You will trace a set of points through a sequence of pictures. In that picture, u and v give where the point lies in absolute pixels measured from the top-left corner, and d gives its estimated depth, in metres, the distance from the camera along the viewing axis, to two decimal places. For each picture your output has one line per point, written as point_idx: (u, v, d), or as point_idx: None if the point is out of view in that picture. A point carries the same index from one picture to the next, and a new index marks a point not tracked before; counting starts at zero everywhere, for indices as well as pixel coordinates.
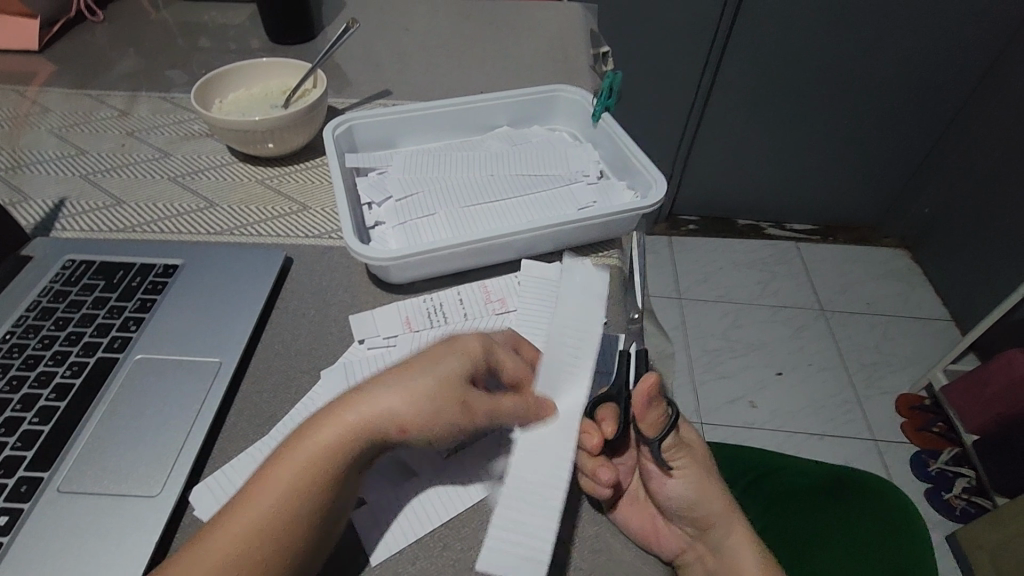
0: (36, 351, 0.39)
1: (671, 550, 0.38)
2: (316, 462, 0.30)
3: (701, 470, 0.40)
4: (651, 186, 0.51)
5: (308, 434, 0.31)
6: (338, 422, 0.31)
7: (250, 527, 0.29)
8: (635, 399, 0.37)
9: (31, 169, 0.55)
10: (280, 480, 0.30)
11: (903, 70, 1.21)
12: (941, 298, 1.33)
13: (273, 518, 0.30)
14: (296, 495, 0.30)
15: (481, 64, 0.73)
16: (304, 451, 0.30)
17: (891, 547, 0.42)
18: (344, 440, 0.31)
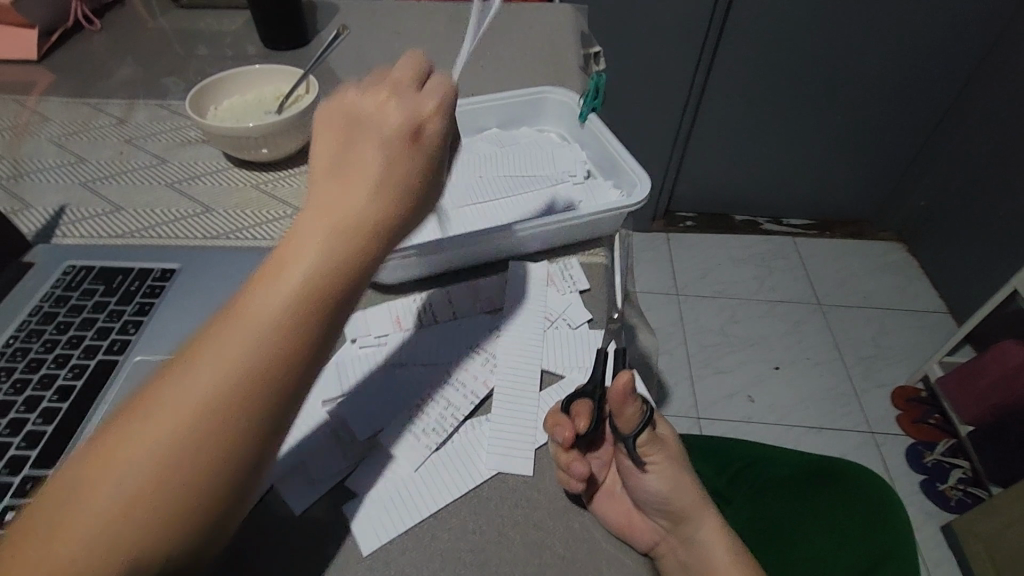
0: (39, 355, 0.40)
1: (644, 541, 0.40)
2: (275, 304, 0.27)
3: (675, 465, 0.42)
4: (636, 185, 0.52)
5: (257, 284, 0.28)
6: (293, 250, 0.28)
7: (202, 399, 0.25)
8: (611, 397, 0.36)
9: (32, 177, 0.57)
10: (233, 334, 0.27)
11: (896, 64, 1.22)
12: (937, 290, 1.34)
13: (228, 384, 0.26)
14: (261, 349, 0.27)
15: (472, 67, 0.74)
16: (260, 300, 0.27)
17: (873, 533, 0.44)
18: (299, 269, 0.28)
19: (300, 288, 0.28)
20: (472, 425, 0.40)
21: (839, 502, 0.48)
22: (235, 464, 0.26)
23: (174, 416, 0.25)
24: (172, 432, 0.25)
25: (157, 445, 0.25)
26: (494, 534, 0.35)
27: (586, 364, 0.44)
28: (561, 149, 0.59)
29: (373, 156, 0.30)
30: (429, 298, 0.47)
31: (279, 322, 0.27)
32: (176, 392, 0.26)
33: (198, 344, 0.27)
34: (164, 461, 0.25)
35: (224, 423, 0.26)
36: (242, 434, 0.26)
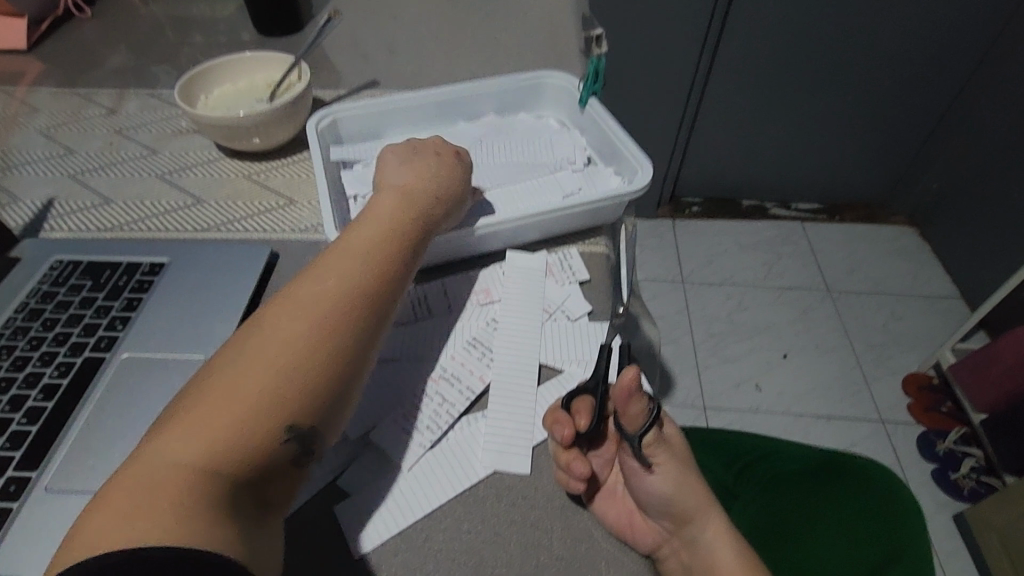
0: (25, 352, 0.39)
1: (644, 542, 0.38)
2: (340, 275, 0.35)
3: (681, 465, 0.40)
4: (637, 172, 0.51)
5: (321, 264, 0.35)
6: (352, 240, 0.37)
7: (281, 343, 0.31)
8: (615, 393, 0.35)
9: (21, 170, 0.56)
10: (306, 296, 0.34)
11: (909, 43, 1.18)
12: (950, 275, 1.31)
13: (301, 332, 0.32)
14: (326, 306, 0.33)
15: (470, 51, 0.72)
16: (327, 272, 0.35)
17: (887, 534, 0.43)
18: (360, 251, 0.37)
19: (358, 263, 0.36)
20: (468, 421, 0.39)
21: (852, 500, 0.47)
22: (306, 396, 0.31)
23: (261, 358, 0.31)
24: (256, 369, 0.30)
25: (245, 381, 0.30)
26: (490, 533, 0.34)
27: (587, 358, 0.43)
28: (561, 135, 0.57)
29: (411, 184, 0.43)
30: (424, 290, 0.46)
31: (343, 288, 0.34)
32: (260, 341, 0.31)
33: (273, 307, 0.33)
34: (241, 389, 0.30)
35: (298, 363, 0.31)
36: (314, 375, 0.31)
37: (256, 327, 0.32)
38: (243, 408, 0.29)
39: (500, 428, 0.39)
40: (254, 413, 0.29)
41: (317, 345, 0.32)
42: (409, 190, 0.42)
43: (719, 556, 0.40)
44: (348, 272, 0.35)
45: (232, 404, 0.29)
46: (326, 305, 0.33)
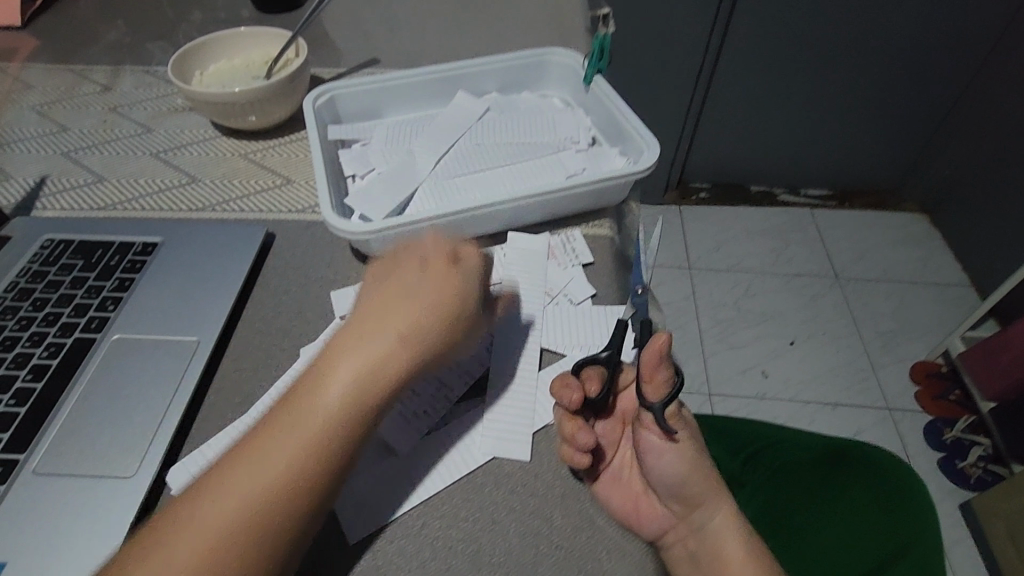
0: (13, 332, 0.38)
1: (647, 525, 0.37)
2: (343, 396, 0.30)
3: (698, 446, 0.37)
4: (643, 152, 0.49)
5: (324, 374, 0.30)
6: (356, 353, 0.31)
7: (274, 473, 0.28)
8: (643, 357, 0.34)
9: (14, 147, 0.54)
10: (305, 417, 0.30)
11: (924, 25, 1.14)
12: (961, 263, 1.29)
13: (297, 463, 0.29)
14: (325, 435, 0.29)
15: (473, 29, 0.70)
16: (330, 389, 0.30)
17: (892, 526, 0.42)
18: (363, 370, 0.30)
19: (362, 384, 0.30)
20: (468, 407, 0.38)
21: (861, 496, 0.45)
22: (297, 527, 0.29)
23: (252, 482, 0.28)
24: (244, 502, 0.28)
25: (233, 511, 0.28)
26: (488, 520, 0.33)
27: (590, 344, 0.42)
28: (564, 115, 0.55)
29: (407, 301, 0.32)
30: None
31: (344, 414, 0.30)
32: (255, 462, 0.29)
33: (274, 421, 0.30)
34: (240, 514, 0.28)
35: (290, 493, 0.28)
36: (306, 506, 0.29)
37: (256, 434, 0.30)
38: (225, 541, 0.27)
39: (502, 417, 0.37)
40: (238, 547, 0.27)
41: (312, 474, 0.29)
42: (403, 320, 0.31)
43: (729, 551, 0.37)
44: (351, 396, 0.30)
45: (218, 532, 0.27)
46: (325, 434, 0.29)
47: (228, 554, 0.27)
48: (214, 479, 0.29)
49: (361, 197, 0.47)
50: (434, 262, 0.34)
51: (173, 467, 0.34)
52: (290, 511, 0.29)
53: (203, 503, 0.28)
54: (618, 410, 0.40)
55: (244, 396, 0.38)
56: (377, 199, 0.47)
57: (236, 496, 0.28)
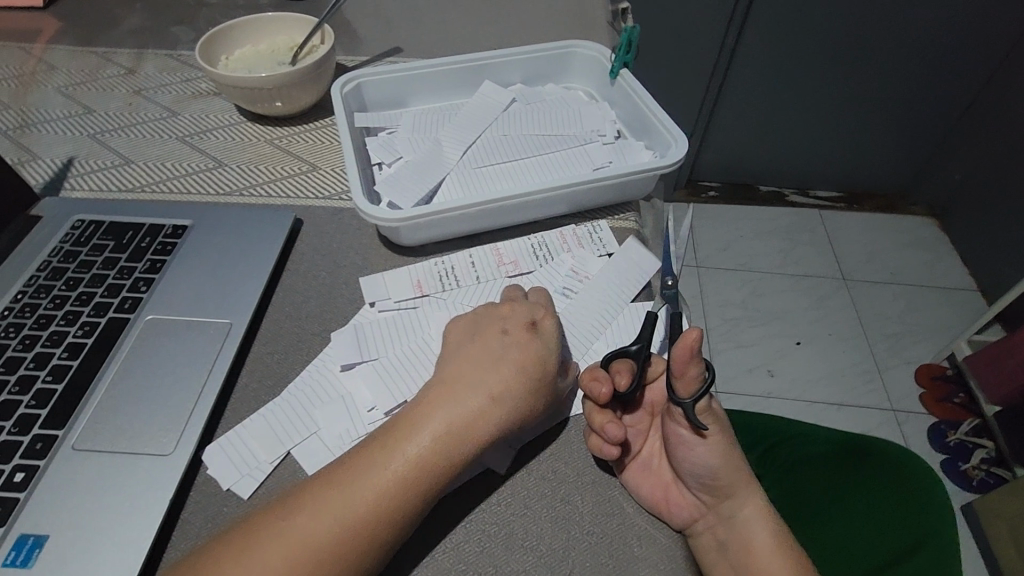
0: (48, 311, 0.38)
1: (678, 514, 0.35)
2: (440, 443, 0.31)
3: (730, 439, 0.37)
4: (670, 146, 0.49)
5: (424, 421, 0.32)
6: (455, 406, 0.32)
7: (364, 513, 0.29)
8: (675, 354, 0.34)
9: (40, 128, 0.55)
10: (401, 459, 0.31)
11: (939, 28, 1.14)
12: (968, 268, 1.29)
13: (387, 503, 0.30)
14: (416, 480, 0.30)
15: (495, 20, 0.70)
16: (426, 436, 0.31)
17: (909, 514, 0.42)
18: (461, 422, 0.32)
19: (457, 435, 0.32)
20: None
21: (863, 485, 0.47)
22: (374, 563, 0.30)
23: (343, 513, 0.29)
24: (329, 537, 0.29)
25: (321, 541, 0.28)
26: (520, 506, 0.34)
27: (619, 337, 0.42)
28: (589, 107, 0.55)
29: (493, 373, 0.34)
30: (451, 262, 0.45)
31: (436, 463, 0.31)
32: (347, 493, 0.30)
33: (369, 455, 0.31)
34: (323, 541, 0.29)
35: (376, 530, 0.29)
36: (386, 547, 0.30)
37: (350, 464, 0.31)
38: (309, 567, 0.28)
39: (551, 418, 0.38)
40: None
41: (397, 516, 0.30)
42: (495, 387, 0.33)
43: (755, 537, 0.37)
44: (444, 444, 0.31)
45: (303, 557, 0.28)
46: (416, 479, 0.30)
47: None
48: (303, 501, 0.30)
49: (392, 184, 0.47)
50: (520, 338, 0.36)
51: (209, 446, 0.35)
52: (370, 547, 0.29)
53: (292, 526, 0.29)
54: (647, 402, 0.41)
55: (277, 379, 0.39)
56: (408, 186, 0.47)
57: (322, 526, 0.29)
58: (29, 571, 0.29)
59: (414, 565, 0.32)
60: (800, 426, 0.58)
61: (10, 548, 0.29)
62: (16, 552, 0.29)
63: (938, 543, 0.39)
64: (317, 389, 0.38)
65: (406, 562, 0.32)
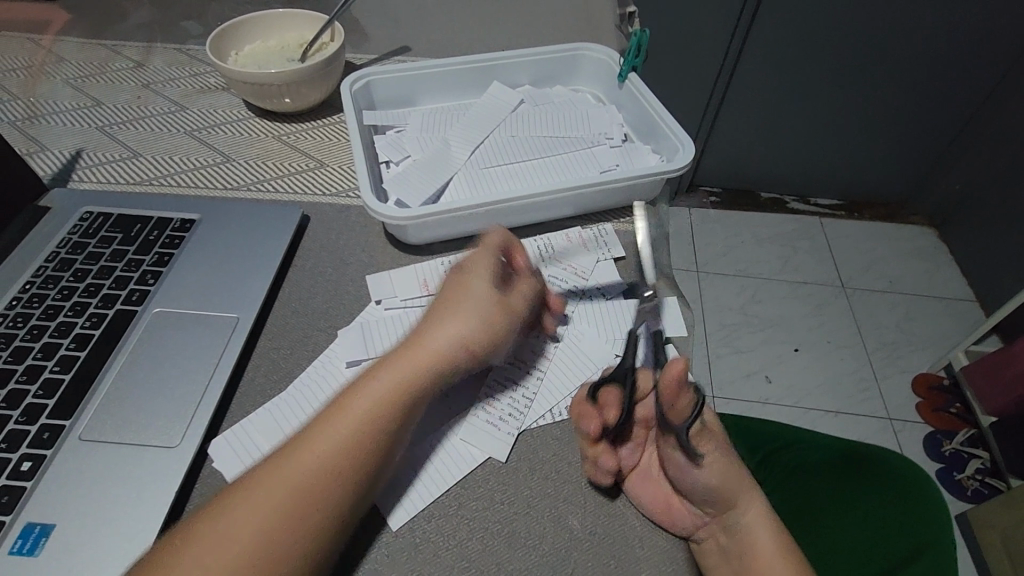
0: (56, 302, 0.39)
1: (683, 527, 0.34)
2: (382, 406, 0.32)
3: (724, 451, 0.38)
4: (677, 151, 0.49)
5: (363, 390, 0.33)
6: (396, 369, 0.33)
7: (318, 468, 0.30)
8: (665, 384, 0.35)
9: (48, 119, 0.55)
10: (343, 428, 0.31)
11: (943, 40, 1.14)
12: (967, 279, 1.29)
13: (340, 457, 0.31)
14: (363, 443, 0.31)
15: (503, 22, 0.70)
16: (367, 404, 0.32)
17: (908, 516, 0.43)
18: (404, 381, 0.33)
19: (400, 394, 0.33)
20: (506, 390, 0.39)
21: (865, 495, 0.47)
22: (333, 533, 0.30)
23: (290, 491, 0.30)
24: (287, 499, 0.29)
25: (272, 522, 0.29)
26: (523, 505, 0.34)
27: (621, 336, 0.42)
28: (597, 110, 0.56)
29: (451, 312, 0.35)
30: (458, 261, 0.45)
31: (381, 423, 0.32)
32: (291, 472, 0.30)
33: (310, 435, 0.31)
34: (282, 501, 0.29)
35: (328, 500, 0.30)
36: (342, 514, 0.30)
37: (293, 446, 0.31)
38: (263, 550, 0.28)
39: (555, 419, 0.38)
40: (275, 557, 0.28)
41: (348, 480, 0.31)
42: (458, 320, 0.35)
43: (760, 541, 0.37)
44: (387, 408, 0.32)
45: (254, 542, 0.28)
46: (361, 442, 0.31)
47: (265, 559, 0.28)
48: (248, 490, 0.30)
49: (398, 182, 0.47)
50: (482, 272, 0.36)
51: (215, 440, 0.35)
52: (325, 519, 0.30)
53: (238, 514, 0.29)
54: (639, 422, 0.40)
55: (283, 373, 0.39)
56: (414, 184, 0.47)
57: (277, 486, 0.30)
58: (35, 559, 0.29)
59: (419, 562, 0.32)
60: (800, 430, 0.58)
61: (17, 537, 0.29)
62: (23, 541, 0.29)
63: (937, 551, 0.39)
64: (322, 385, 0.38)
65: (410, 559, 0.32)
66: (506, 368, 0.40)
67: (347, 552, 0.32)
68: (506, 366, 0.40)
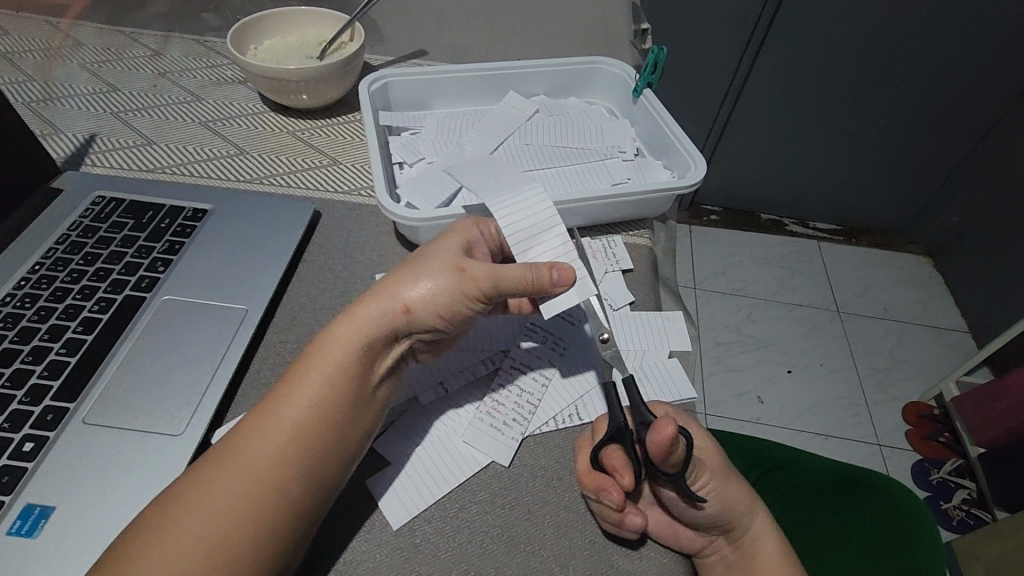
0: (64, 284, 0.39)
1: (689, 546, 0.35)
2: (325, 378, 0.31)
3: (722, 476, 0.37)
4: (689, 168, 0.50)
5: (310, 362, 0.32)
6: (342, 333, 0.32)
7: (276, 446, 0.30)
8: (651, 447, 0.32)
9: (63, 103, 0.55)
10: (291, 403, 0.31)
11: (946, 75, 1.16)
12: (961, 310, 1.31)
13: (295, 431, 0.30)
14: (311, 416, 0.30)
15: (521, 31, 0.71)
16: (310, 378, 0.31)
17: (904, 521, 0.44)
18: (352, 350, 0.32)
19: (350, 363, 0.32)
20: (515, 395, 0.39)
21: (864, 509, 0.48)
22: (295, 519, 0.29)
23: (240, 475, 0.29)
24: (247, 481, 0.29)
25: (232, 497, 0.28)
26: (523, 511, 0.34)
27: (629, 348, 0.43)
28: (611, 123, 0.56)
29: (432, 286, 0.33)
30: None
31: (336, 385, 0.31)
32: (241, 459, 0.29)
33: (257, 415, 0.31)
34: (239, 486, 0.28)
35: (283, 485, 0.29)
36: (301, 494, 0.29)
37: (239, 432, 0.30)
38: (224, 543, 0.27)
39: (558, 425, 0.39)
40: (236, 545, 0.27)
41: (304, 456, 0.30)
42: (427, 280, 0.33)
43: (763, 550, 0.37)
44: (335, 379, 0.31)
45: (212, 535, 0.27)
46: (317, 414, 0.31)
47: (227, 552, 0.27)
48: (198, 484, 0.29)
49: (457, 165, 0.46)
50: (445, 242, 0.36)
51: (219, 431, 0.35)
52: (283, 502, 0.29)
53: (191, 506, 0.28)
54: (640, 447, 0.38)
55: (288, 368, 0.39)
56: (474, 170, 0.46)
57: (233, 467, 0.29)
58: (34, 541, 0.29)
59: (416, 562, 0.32)
60: (809, 452, 0.59)
61: (15, 518, 0.29)
62: (22, 522, 0.29)
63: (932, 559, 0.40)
64: None
65: (410, 559, 0.32)
66: (511, 371, 0.41)
67: (351, 552, 0.32)
68: (511, 368, 0.41)
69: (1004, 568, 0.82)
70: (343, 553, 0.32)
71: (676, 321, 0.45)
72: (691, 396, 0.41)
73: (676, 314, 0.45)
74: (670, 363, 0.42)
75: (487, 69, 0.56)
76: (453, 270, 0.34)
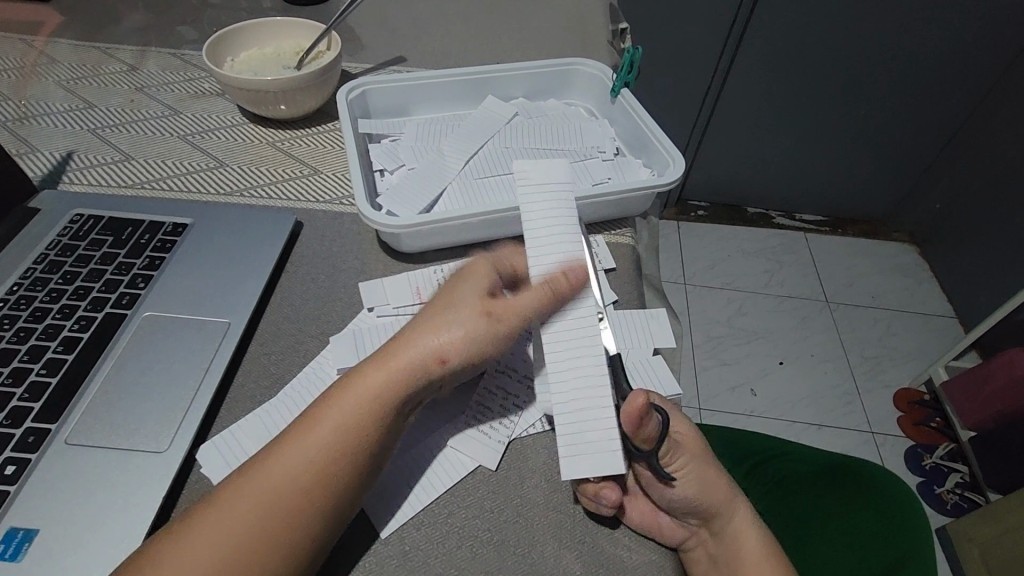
0: (44, 304, 0.38)
1: (673, 539, 0.35)
2: (351, 414, 0.30)
3: (700, 463, 0.37)
4: (668, 165, 0.51)
5: (336, 396, 0.30)
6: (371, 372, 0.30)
7: (292, 478, 0.29)
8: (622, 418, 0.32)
9: (39, 121, 0.54)
10: (313, 438, 0.30)
11: (922, 62, 1.18)
12: (947, 295, 1.32)
13: (318, 468, 0.29)
14: (332, 454, 0.29)
15: (499, 35, 0.71)
16: (337, 413, 0.30)
17: (886, 511, 0.44)
18: (382, 391, 0.30)
19: (375, 403, 0.30)
20: (502, 399, 0.39)
21: (848, 502, 0.48)
22: (309, 547, 0.29)
23: (255, 503, 0.28)
24: (261, 512, 0.28)
25: (246, 525, 0.28)
26: (512, 514, 0.34)
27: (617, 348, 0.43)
28: (590, 124, 0.57)
29: (463, 332, 0.31)
30: (450, 270, 0.46)
31: (361, 423, 0.30)
32: (257, 488, 0.29)
33: (277, 445, 0.30)
34: (254, 516, 0.28)
35: (298, 514, 0.29)
36: (315, 523, 0.29)
37: (261, 456, 0.30)
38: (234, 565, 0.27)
39: (544, 427, 0.39)
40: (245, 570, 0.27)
41: (323, 490, 0.29)
42: (459, 323, 0.31)
43: (747, 547, 0.38)
44: (361, 418, 0.30)
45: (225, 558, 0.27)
46: (337, 453, 0.29)
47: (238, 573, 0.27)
48: (211, 506, 0.29)
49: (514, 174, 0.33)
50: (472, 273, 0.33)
51: (204, 446, 0.35)
52: (297, 534, 0.29)
53: (204, 530, 0.28)
54: None
55: (273, 379, 0.39)
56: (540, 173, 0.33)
57: (248, 495, 0.29)
58: (19, 565, 0.28)
59: (408, 568, 0.32)
60: (797, 444, 0.60)
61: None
62: (5, 545, 0.29)
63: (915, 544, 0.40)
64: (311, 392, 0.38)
65: (397, 567, 0.32)
66: (496, 374, 0.40)
67: (340, 563, 0.32)
68: (496, 372, 0.40)
69: (1000, 550, 0.83)
70: (331, 563, 0.32)
71: (659, 318, 0.45)
72: (676, 393, 0.41)
73: (659, 311, 0.45)
74: (654, 363, 0.43)
75: (467, 74, 0.56)
76: (484, 314, 0.31)
